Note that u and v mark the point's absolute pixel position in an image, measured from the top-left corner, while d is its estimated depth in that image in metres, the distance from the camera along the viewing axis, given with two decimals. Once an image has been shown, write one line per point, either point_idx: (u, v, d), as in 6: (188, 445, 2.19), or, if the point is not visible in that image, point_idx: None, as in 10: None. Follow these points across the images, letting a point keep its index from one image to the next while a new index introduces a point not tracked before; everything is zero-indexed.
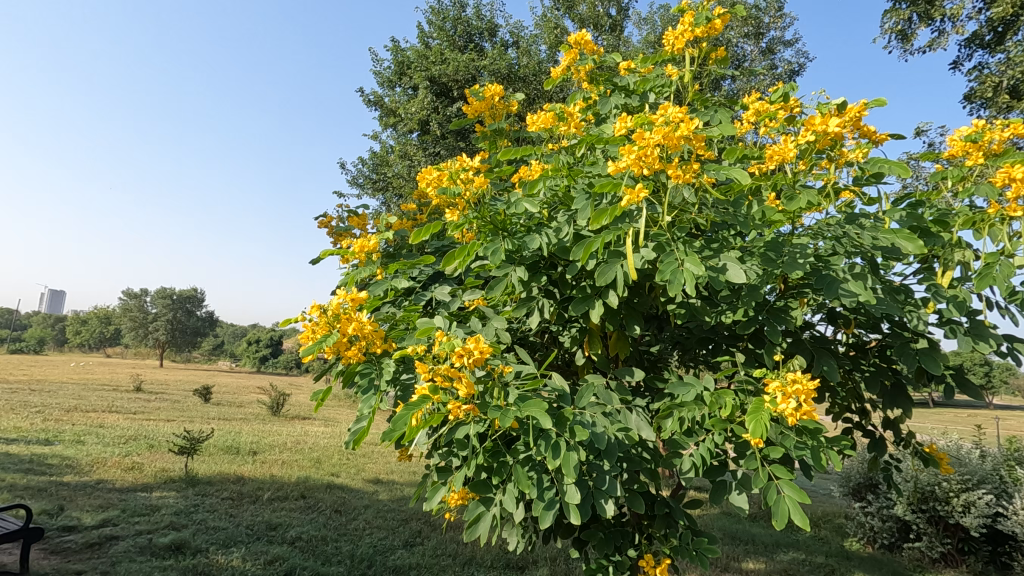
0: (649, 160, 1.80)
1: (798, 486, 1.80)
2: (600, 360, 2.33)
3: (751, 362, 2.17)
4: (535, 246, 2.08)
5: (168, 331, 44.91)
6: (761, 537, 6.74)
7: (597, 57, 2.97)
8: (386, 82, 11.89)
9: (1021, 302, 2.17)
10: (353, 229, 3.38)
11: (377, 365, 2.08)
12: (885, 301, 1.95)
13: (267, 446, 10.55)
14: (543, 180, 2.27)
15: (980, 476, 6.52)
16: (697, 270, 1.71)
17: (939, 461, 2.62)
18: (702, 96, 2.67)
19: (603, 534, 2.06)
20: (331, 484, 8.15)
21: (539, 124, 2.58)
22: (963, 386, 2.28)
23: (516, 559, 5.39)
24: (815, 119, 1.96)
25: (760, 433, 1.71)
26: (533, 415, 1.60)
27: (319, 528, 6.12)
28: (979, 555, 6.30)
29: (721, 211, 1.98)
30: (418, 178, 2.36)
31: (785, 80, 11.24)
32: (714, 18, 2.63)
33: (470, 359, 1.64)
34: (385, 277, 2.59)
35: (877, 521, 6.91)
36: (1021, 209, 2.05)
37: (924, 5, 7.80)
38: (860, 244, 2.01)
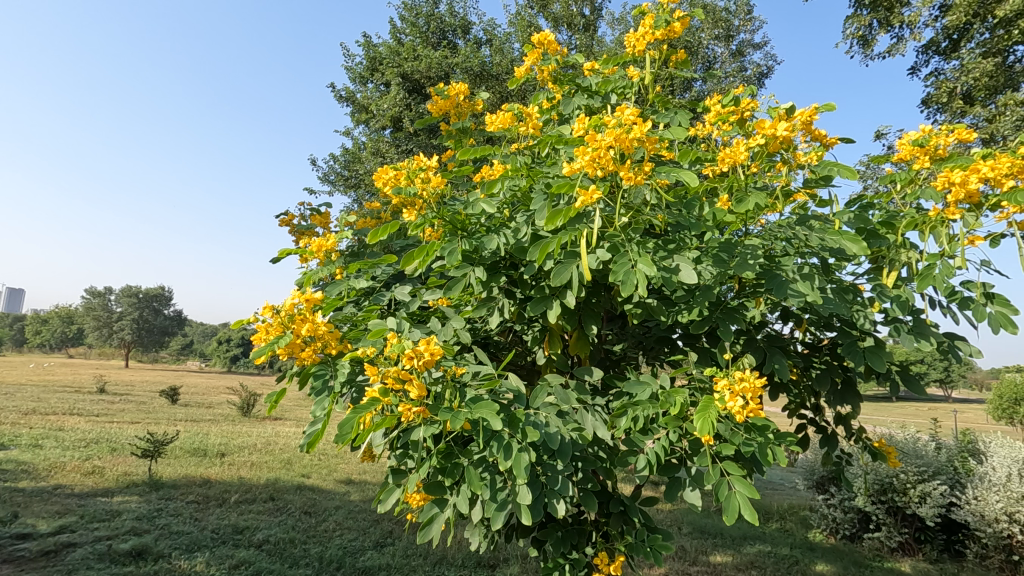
0: (603, 161, 1.81)
1: (749, 481, 1.84)
2: (560, 359, 2.35)
3: (705, 360, 2.20)
4: (493, 246, 2.09)
5: (134, 331, 43.55)
6: (728, 530, 6.87)
7: (560, 57, 2.96)
8: (358, 77, 11.78)
9: (961, 301, 2.25)
10: (316, 227, 3.29)
11: (333, 366, 2.06)
12: (832, 301, 2.00)
13: (236, 447, 10.35)
14: (502, 180, 2.27)
15: (935, 468, 6.77)
16: (649, 271, 1.73)
17: (887, 455, 2.71)
18: (662, 97, 2.71)
19: (561, 533, 2.12)
20: (301, 485, 8.04)
21: (497, 124, 2.55)
22: (908, 382, 2.36)
23: (487, 558, 5.39)
24: (765, 122, 2.01)
25: (707, 431, 1.73)
26: (484, 416, 1.60)
27: (287, 530, 6.03)
28: (934, 544, 6.63)
29: (676, 212, 2.01)
30: (374, 177, 2.32)
31: (753, 82, 11.50)
32: (674, 21, 2.66)
33: (421, 361, 1.63)
34: (345, 277, 2.57)
35: (840, 513, 7.09)
36: (959, 212, 2.13)
37: (883, 12, 8.06)
38: (809, 245, 2.07)
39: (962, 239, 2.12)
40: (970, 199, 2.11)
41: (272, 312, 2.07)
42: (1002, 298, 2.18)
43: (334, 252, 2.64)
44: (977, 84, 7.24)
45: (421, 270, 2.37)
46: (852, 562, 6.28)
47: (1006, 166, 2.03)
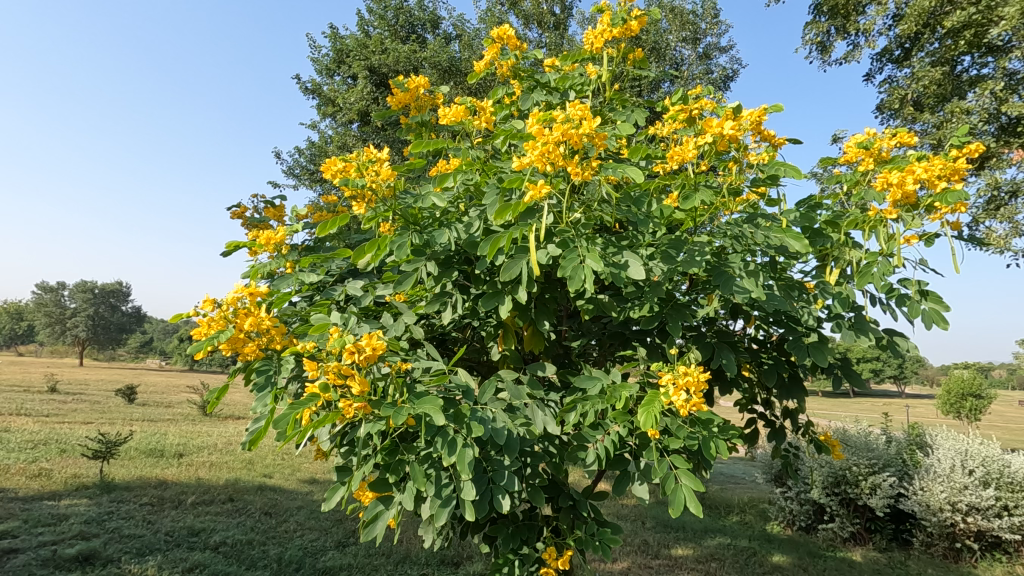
0: (552, 156, 1.82)
1: (695, 474, 1.86)
2: (513, 355, 2.34)
3: (655, 357, 2.23)
4: (443, 240, 2.08)
5: (89, 328, 41.82)
6: (690, 524, 7.00)
7: (519, 53, 2.94)
8: (324, 70, 11.60)
9: (897, 298, 2.33)
10: (269, 220, 3.14)
11: (277, 362, 2.01)
12: (776, 297, 2.05)
13: (195, 447, 10.04)
14: (455, 174, 2.24)
15: (885, 460, 7.00)
16: (597, 266, 1.74)
17: (831, 448, 2.83)
18: (620, 95, 2.73)
19: (512, 528, 2.11)
20: (262, 485, 7.86)
21: (451, 117, 2.50)
22: (849, 376, 2.44)
23: (451, 556, 5.35)
24: (713, 121, 2.04)
25: (650, 426, 1.76)
26: (428, 412, 1.58)
27: (245, 532, 5.87)
28: (884, 533, 6.89)
29: (624, 209, 2.02)
30: (323, 169, 2.26)
31: (718, 86, 11.76)
32: (631, 19, 2.67)
33: (362, 355, 1.60)
34: (296, 271, 2.52)
35: (797, 505, 7.29)
36: (896, 212, 2.21)
37: (841, 19, 8.33)
38: (755, 242, 2.11)
39: (899, 237, 2.19)
40: (907, 199, 2.19)
41: (215, 306, 2.03)
42: (935, 295, 2.28)
43: (284, 245, 2.59)
44: (927, 91, 7.55)
45: (373, 264, 2.34)
46: (807, 552, 6.47)
47: (939, 168, 2.11)
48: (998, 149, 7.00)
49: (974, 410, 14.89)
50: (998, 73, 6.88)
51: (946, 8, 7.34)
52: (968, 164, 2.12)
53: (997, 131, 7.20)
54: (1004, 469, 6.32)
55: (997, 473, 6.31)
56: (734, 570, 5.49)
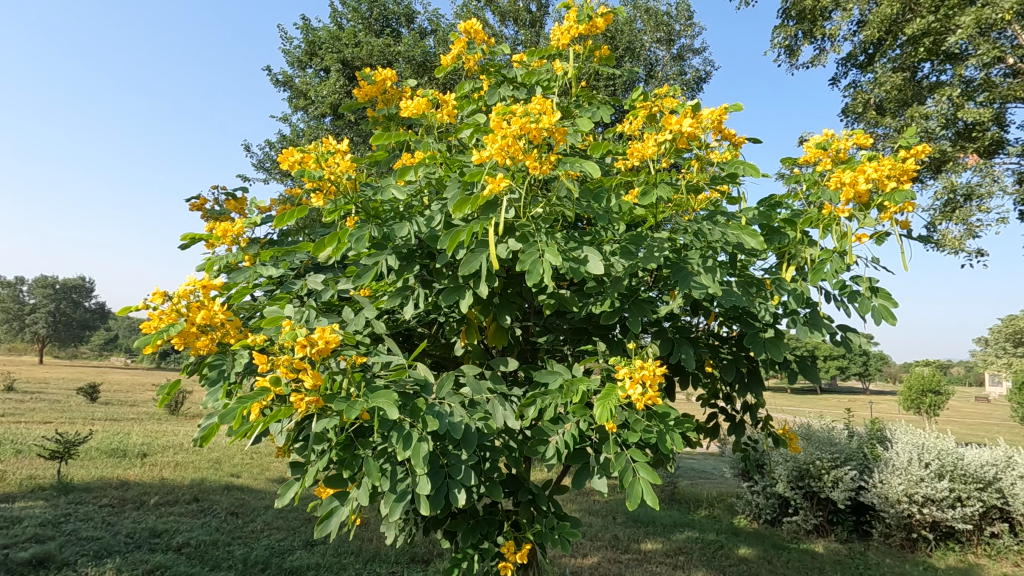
0: (511, 150, 1.81)
1: (652, 467, 1.87)
2: (476, 350, 2.33)
3: (615, 351, 2.24)
4: (404, 233, 2.05)
5: (49, 325, 40.33)
6: (660, 519, 7.10)
7: (486, 48, 2.90)
8: (296, 62, 11.43)
9: (850, 295, 2.39)
10: (231, 213, 2.99)
11: (231, 356, 1.98)
12: (733, 294, 2.09)
13: (160, 447, 9.77)
14: (417, 167, 2.23)
15: (847, 454, 7.18)
16: (555, 261, 1.74)
17: (789, 442, 2.90)
18: (586, 92, 2.75)
19: (472, 522, 2.09)
20: (230, 485, 7.70)
21: (413, 110, 2.46)
22: (804, 371, 2.49)
23: (421, 554, 5.31)
24: (672, 118, 2.06)
25: (606, 418, 1.78)
26: (382, 406, 1.57)
27: (210, 532, 5.74)
28: (845, 525, 7.09)
29: (584, 204, 2.02)
30: (279, 160, 2.21)
31: (691, 87, 11.95)
32: (596, 16, 2.68)
33: (315, 349, 1.58)
34: (255, 264, 2.47)
35: (763, 499, 7.43)
36: (847, 211, 2.27)
37: (808, 24, 8.55)
38: (713, 239, 2.14)
39: (850, 235, 2.26)
40: (860, 199, 2.25)
41: (166, 299, 1.98)
42: (885, 292, 2.35)
43: (243, 238, 2.57)
44: (888, 96, 7.78)
45: (334, 258, 2.31)
46: (772, 545, 6.62)
47: (888, 169, 2.19)
48: (954, 153, 7.27)
49: (933, 406, 15.41)
50: (955, 80, 7.12)
51: (907, 16, 7.57)
52: (916, 165, 2.19)
53: (954, 136, 7.47)
54: (958, 462, 6.57)
55: (951, 466, 6.56)
56: (701, 563, 5.59)
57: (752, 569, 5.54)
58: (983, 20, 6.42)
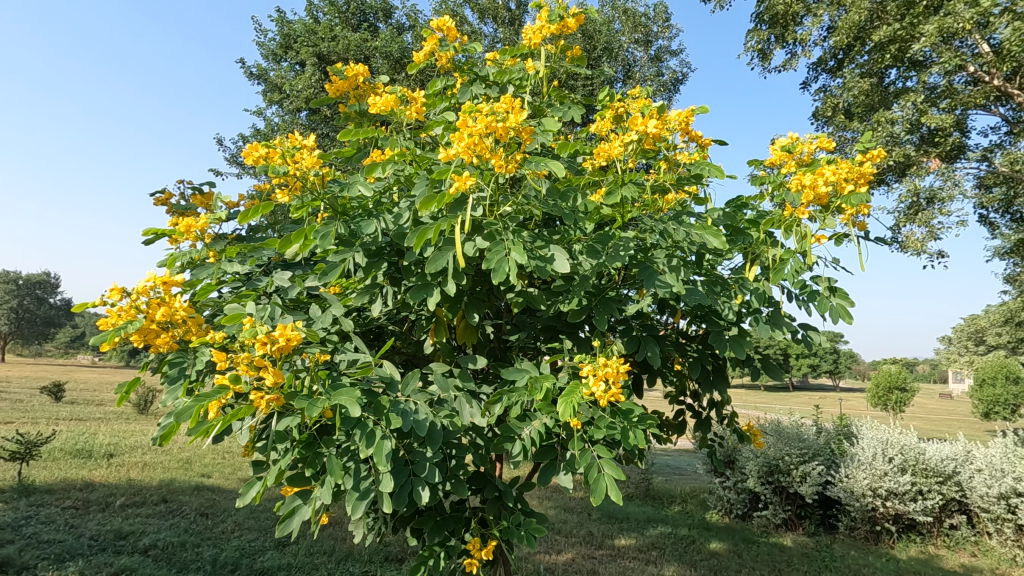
0: (477, 148, 1.82)
1: (617, 464, 1.89)
2: (445, 348, 2.33)
3: (583, 349, 2.26)
4: (370, 230, 2.05)
5: (12, 321, 38.98)
6: (634, 515, 7.18)
7: (459, 45, 2.88)
8: (271, 54, 11.29)
9: (811, 294, 2.45)
10: (197, 208, 2.93)
11: (192, 354, 1.95)
12: (696, 292, 2.13)
13: (127, 447, 9.51)
14: (386, 164, 2.22)
15: (815, 450, 7.34)
16: (520, 259, 1.76)
17: (752, 437, 2.98)
18: (558, 92, 2.77)
19: (439, 519, 2.10)
20: (200, 485, 7.55)
21: (381, 106, 2.44)
22: (767, 368, 2.55)
23: (394, 553, 5.28)
24: (637, 118, 2.09)
25: (569, 415, 1.80)
26: (343, 404, 1.56)
27: (178, 534, 5.62)
28: (812, 519, 7.27)
29: (550, 203, 2.04)
30: (243, 155, 2.18)
31: (668, 88, 12.10)
32: (568, 16, 2.70)
33: (275, 347, 1.57)
34: (221, 260, 2.44)
35: (734, 494, 7.57)
36: (807, 212, 2.33)
37: (780, 28, 8.72)
38: (678, 238, 2.17)
39: (810, 235, 2.32)
40: (819, 201, 2.31)
41: (125, 295, 1.95)
42: (843, 292, 2.43)
43: (208, 234, 2.54)
44: (856, 101, 7.99)
45: (301, 255, 2.29)
46: (742, 539, 6.76)
47: (846, 172, 2.26)
48: (918, 157, 7.49)
49: (899, 403, 15.89)
50: (919, 86, 7.34)
51: (875, 23, 7.77)
52: (872, 169, 2.27)
53: (918, 141, 7.70)
54: (920, 456, 6.80)
55: (913, 460, 6.78)
56: (673, 558, 5.68)
57: (722, 563, 5.65)
58: (945, 29, 6.61)
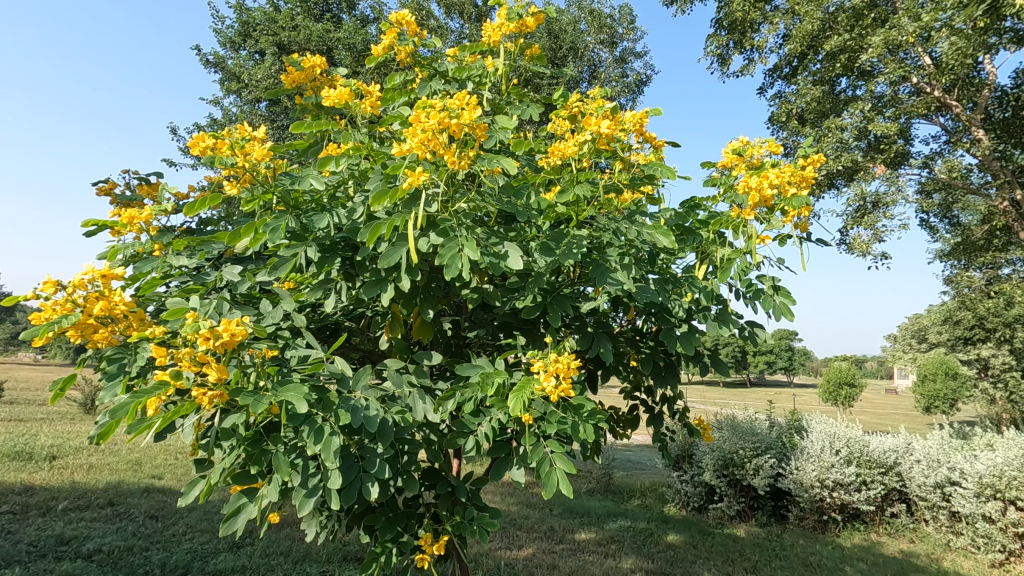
0: (430, 144, 1.83)
1: (568, 458, 1.92)
2: (400, 343, 2.32)
3: (537, 345, 2.29)
4: (323, 224, 2.02)
5: None
6: (595, 509, 7.29)
7: (418, 40, 2.85)
8: (228, 42, 10.97)
9: (756, 293, 2.54)
10: (143, 199, 2.82)
11: (133, 349, 1.89)
12: (646, 290, 2.18)
13: (72, 449, 9.08)
14: (339, 158, 2.19)
15: (768, 444, 7.61)
16: (472, 255, 1.77)
17: (702, 431, 3.06)
18: (518, 90, 2.79)
19: (390, 516, 2.09)
20: (149, 487, 7.28)
21: (334, 99, 2.41)
22: (715, 364, 2.62)
23: (353, 551, 5.22)
24: (592, 118, 2.14)
25: (519, 409, 1.83)
26: (290, 400, 1.54)
27: (126, 537, 5.41)
28: (764, 510, 7.52)
29: (504, 200, 2.06)
30: (189, 144, 2.12)
31: (632, 89, 12.29)
32: (527, 15, 2.72)
33: (219, 341, 1.53)
34: (166, 254, 2.36)
35: (691, 487, 7.77)
36: (753, 213, 2.41)
37: (738, 34, 8.97)
38: (630, 236, 2.22)
39: (757, 235, 2.40)
40: (765, 203, 2.41)
41: (59, 289, 1.88)
42: (786, 291, 2.53)
43: (153, 226, 2.46)
44: (809, 107, 8.30)
45: (252, 249, 2.24)
46: (698, 531, 6.95)
47: (789, 176, 2.36)
48: (866, 163, 7.83)
49: (848, 398, 16.60)
50: (867, 95, 7.67)
51: (826, 33, 8.09)
52: (813, 173, 2.38)
53: (865, 147, 8.05)
54: (864, 448, 7.13)
55: (858, 452, 7.10)
56: (632, 551, 5.79)
57: (678, 555, 5.80)
58: (891, 41, 6.93)
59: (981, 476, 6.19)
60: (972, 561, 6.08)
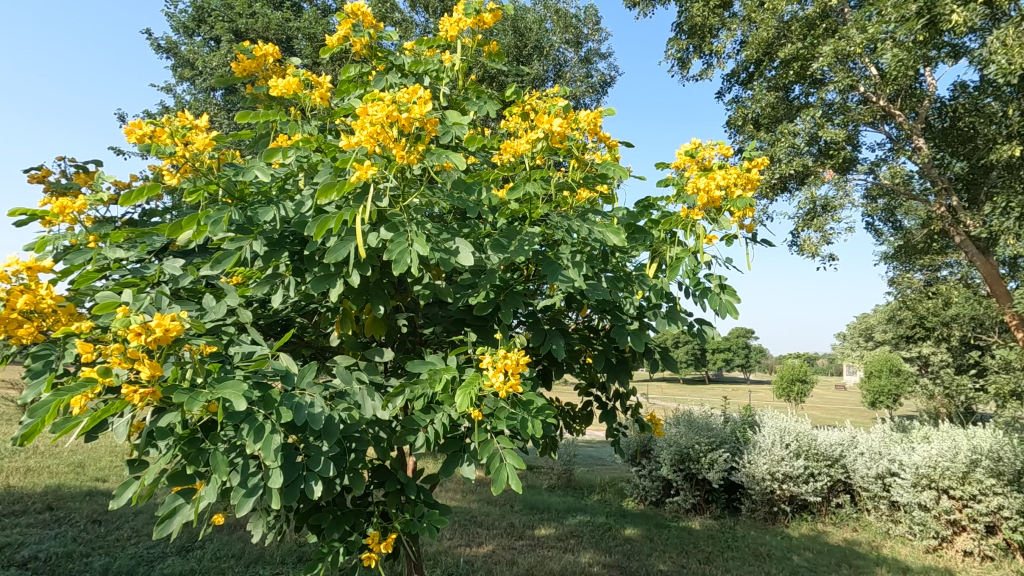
0: (379, 138, 1.81)
1: (517, 454, 1.93)
2: (351, 340, 2.28)
3: (489, 342, 2.29)
4: (268, 218, 1.97)
5: None
6: (555, 505, 7.36)
7: (374, 31, 2.80)
8: (182, 27, 10.54)
9: (704, 291, 2.60)
10: (80, 187, 2.69)
11: (61, 346, 1.80)
12: (597, 287, 2.21)
13: (7, 451, 8.58)
14: (287, 150, 2.14)
15: (722, 439, 7.82)
16: (422, 251, 1.76)
17: (653, 427, 3.11)
18: (475, 86, 2.78)
19: (339, 514, 2.07)
20: (92, 490, 6.95)
21: (283, 89, 2.35)
22: (666, 362, 2.67)
23: (309, 552, 5.12)
24: (544, 117, 2.17)
25: (467, 405, 1.83)
26: (228, 398, 1.50)
27: (64, 543, 5.15)
28: (718, 503, 7.74)
29: (455, 195, 2.05)
30: (124, 132, 2.03)
31: (597, 89, 12.41)
32: (484, 11, 2.70)
33: (151, 338, 1.47)
34: (102, 246, 2.25)
35: (648, 482, 7.93)
36: (702, 213, 2.47)
37: (698, 39, 9.18)
38: (583, 234, 2.24)
39: (705, 235, 2.46)
40: (712, 203, 2.47)
41: None
42: (732, 289, 2.61)
43: (88, 217, 2.35)
44: (764, 112, 8.57)
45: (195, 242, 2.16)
46: (654, 524, 7.10)
47: (735, 177, 2.43)
48: (816, 168, 8.13)
49: (800, 394, 17.25)
50: (818, 102, 7.97)
51: (781, 41, 8.36)
52: (758, 175, 2.45)
53: (816, 153, 8.36)
54: (812, 442, 7.42)
55: (807, 445, 7.39)
56: (590, 545, 5.87)
57: (635, 548, 5.92)
58: (840, 51, 7.23)
59: (918, 467, 6.51)
60: (909, 547, 6.41)
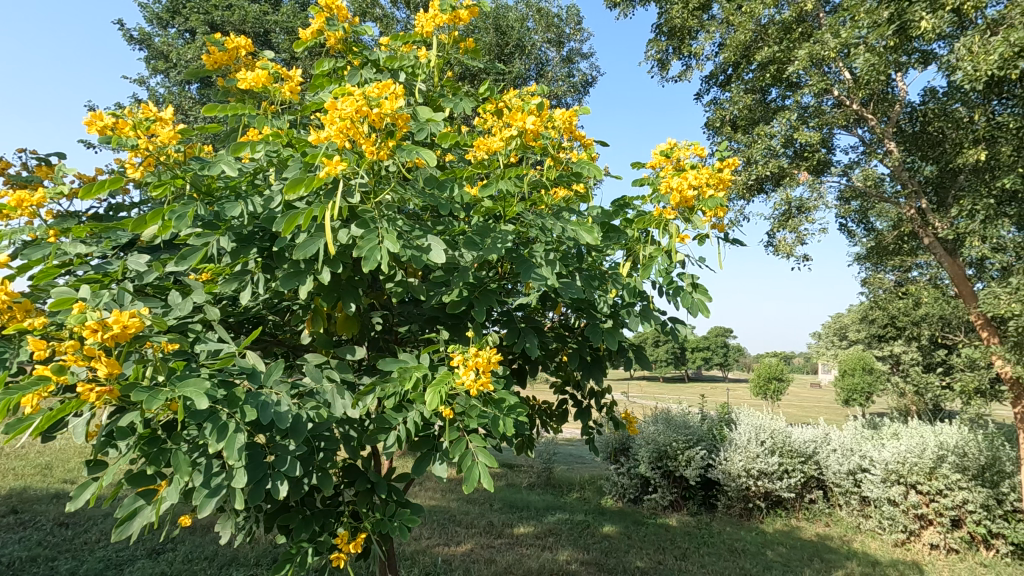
0: (348, 132, 1.78)
1: (489, 452, 1.93)
2: (322, 338, 2.25)
3: (463, 340, 2.28)
4: (235, 213, 1.94)
5: None
6: (534, 503, 7.37)
7: (349, 25, 2.76)
8: (155, 19, 10.29)
9: (677, 290, 2.63)
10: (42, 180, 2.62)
11: (17, 343, 1.75)
12: (571, 285, 2.21)
13: None
14: (256, 144, 2.10)
15: (699, 436, 7.92)
16: (392, 248, 1.74)
17: (628, 424, 3.13)
18: (451, 83, 2.76)
19: (308, 514, 2.07)
20: (60, 492, 6.76)
21: (252, 82, 2.30)
22: (640, 360, 2.68)
23: (284, 553, 5.06)
24: (517, 115, 2.17)
25: (437, 403, 1.81)
26: (190, 396, 1.47)
27: (28, 547, 4.99)
28: (695, 500, 7.83)
29: (427, 192, 2.04)
30: (84, 122, 1.97)
31: (578, 89, 12.45)
32: (460, 8, 2.69)
33: (108, 334, 1.43)
34: (62, 240, 2.19)
35: (627, 479, 7.99)
36: (674, 213, 2.49)
37: (678, 40, 9.26)
38: (556, 233, 2.24)
39: (678, 234, 2.48)
40: (685, 202, 2.49)
41: None
42: (704, 288, 2.64)
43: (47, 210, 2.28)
44: (741, 114, 8.69)
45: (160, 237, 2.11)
46: (632, 521, 7.15)
47: (707, 177, 2.45)
48: (792, 170, 8.27)
49: (777, 391, 17.55)
50: (794, 105, 8.10)
51: (758, 44, 8.48)
52: (730, 176, 2.48)
53: (792, 155, 8.49)
54: (786, 439, 7.56)
55: (781, 443, 7.52)
56: (569, 543, 5.89)
57: (613, 545, 5.96)
58: (814, 54, 7.36)
59: (888, 463, 6.67)
60: (878, 541, 6.55)
